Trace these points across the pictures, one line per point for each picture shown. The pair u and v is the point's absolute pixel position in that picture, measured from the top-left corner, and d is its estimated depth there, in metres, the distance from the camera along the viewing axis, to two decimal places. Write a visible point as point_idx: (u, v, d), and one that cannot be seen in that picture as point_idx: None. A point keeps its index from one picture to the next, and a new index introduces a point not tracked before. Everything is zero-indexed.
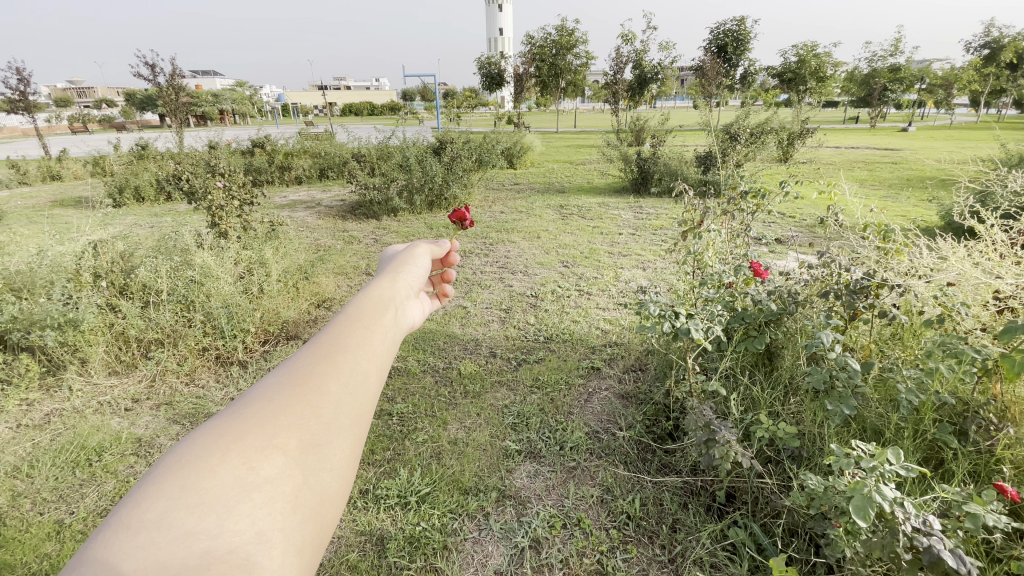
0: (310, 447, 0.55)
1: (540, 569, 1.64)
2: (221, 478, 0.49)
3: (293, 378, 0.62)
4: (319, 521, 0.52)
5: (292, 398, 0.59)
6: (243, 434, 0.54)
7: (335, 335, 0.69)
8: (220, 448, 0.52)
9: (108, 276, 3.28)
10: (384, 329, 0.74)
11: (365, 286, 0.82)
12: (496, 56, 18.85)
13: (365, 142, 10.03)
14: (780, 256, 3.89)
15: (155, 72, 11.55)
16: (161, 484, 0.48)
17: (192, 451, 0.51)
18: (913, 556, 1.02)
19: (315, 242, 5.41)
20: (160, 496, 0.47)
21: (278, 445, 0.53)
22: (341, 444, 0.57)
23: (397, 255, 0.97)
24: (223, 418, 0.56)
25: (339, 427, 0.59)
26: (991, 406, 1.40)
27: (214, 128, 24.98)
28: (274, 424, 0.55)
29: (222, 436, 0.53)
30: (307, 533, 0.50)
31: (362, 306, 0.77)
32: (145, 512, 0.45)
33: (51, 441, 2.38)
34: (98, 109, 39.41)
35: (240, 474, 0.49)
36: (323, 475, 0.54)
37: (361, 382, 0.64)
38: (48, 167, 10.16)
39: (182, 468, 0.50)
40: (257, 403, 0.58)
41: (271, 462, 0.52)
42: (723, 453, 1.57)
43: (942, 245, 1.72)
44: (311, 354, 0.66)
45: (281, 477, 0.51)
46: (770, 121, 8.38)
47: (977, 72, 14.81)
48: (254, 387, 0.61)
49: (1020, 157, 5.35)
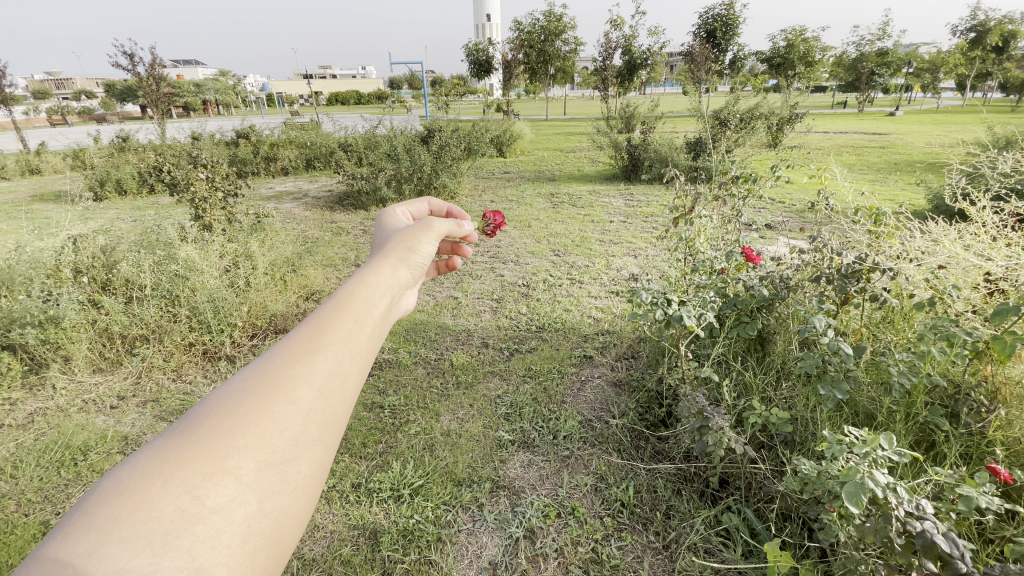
0: (268, 467, 0.51)
1: (534, 559, 1.63)
2: (161, 509, 0.44)
3: (259, 383, 0.56)
4: (274, 549, 0.49)
5: (255, 408, 0.53)
6: (191, 455, 0.48)
7: (315, 330, 0.63)
8: (164, 472, 0.46)
9: (89, 272, 3.17)
10: (374, 324, 0.68)
11: (359, 269, 0.76)
12: (484, 42, 18.45)
13: (352, 131, 9.84)
14: (770, 241, 3.90)
15: (134, 61, 11.30)
16: (93, 514, 0.42)
17: (129, 477, 0.45)
18: (906, 540, 1.01)
19: (302, 234, 5.32)
20: (90, 528, 0.41)
21: (232, 468, 0.48)
22: (306, 461, 0.54)
23: (405, 229, 0.90)
24: (171, 430, 0.50)
25: (306, 442, 0.54)
26: (981, 388, 1.41)
27: (195, 118, 24.39)
28: (230, 439, 0.50)
29: (166, 456, 0.47)
30: (258, 565, 0.47)
31: (352, 293, 0.70)
32: (70, 548, 0.39)
33: (35, 441, 2.33)
34: (77, 100, 38.54)
35: (182, 504, 0.44)
36: (281, 496, 0.51)
37: (337, 390, 0.59)
38: (26, 161, 9.88)
39: (115, 496, 0.44)
40: (213, 415, 0.52)
41: (220, 489, 0.47)
42: (716, 440, 1.56)
43: (933, 228, 1.71)
44: (283, 352, 0.60)
45: (230, 505, 0.46)
46: (760, 106, 8.36)
47: (962, 56, 14.87)
48: (214, 390, 0.56)
49: (1005, 140, 5.44)
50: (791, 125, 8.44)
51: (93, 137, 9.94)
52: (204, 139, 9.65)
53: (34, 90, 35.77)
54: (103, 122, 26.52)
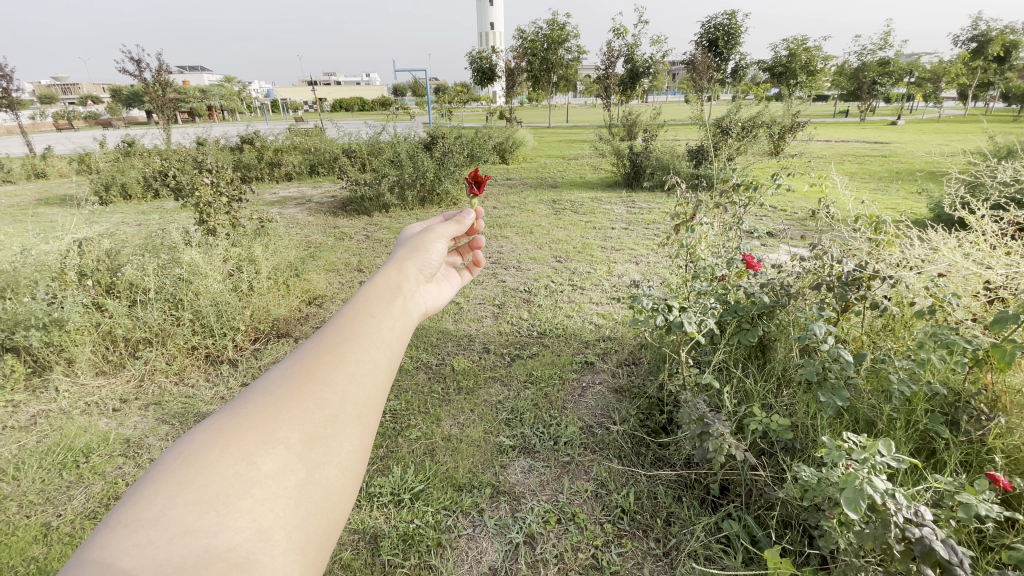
0: (313, 440, 0.55)
1: (535, 564, 1.63)
2: (221, 473, 0.48)
3: (297, 369, 0.61)
4: (325, 515, 0.52)
5: (296, 390, 0.58)
6: (243, 429, 0.53)
7: (344, 325, 0.68)
8: (219, 444, 0.51)
9: (94, 275, 3.19)
10: (392, 319, 0.73)
11: (375, 274, 0.81)
12: (488, 50, 18.58)
13: (355, 138, 9.90)
14: (772, 249, 3.92)
15: (141, 67, 11.46)
16: (160, 483, 0.47)
17: (189, 451, 0.51)
18: (905, 547, 1.01)
19: (305, 239, 5.35)
20: (158, 494, 0.46)
21: (281, 439, 0.53)
22: (348, 436, 0.57)
23: (411, 236, 0.95)
24: (222, 414, 0.55)
25: (346, 419, 0.58)
26: (982, 396, 1.42)
27: (201, 125, 24.65)
28: (276, 417, 0.55)
29: (220, 433, 0.52)
30: (311, 529, 0.50)
31: (370, 294, 0.75)
32: (141, 510, 0.44)
33: (38, 442, 2.34)
34: (84, 105, 38.91)
35: (240, 470, 0.49)
36: (328, 468, 0.54)
37: (369, 374, 0.63)
38: (32, 165, 9.98)
39: (180, 466, 0.49)
40: (258, 398, 0.57)
41: (273, 457, 0.51)
42: (717, 446, 1.56)
43: (933, 236, 1.72)
44: (317, 343, 0.65)
45: (282, 472, 0.50)
46: (763, 114, 8.40)
47: (963, 66, 14.92)
48: (259, 379, 0.61)
49: (1006, 150, 5.45)
50: (792, 133, 8.45)
51: (100, 142, 10.03)
52: (209, 145, 9.73)
53: (42, 94, 36.20)
54: (110, 127, 26.79)
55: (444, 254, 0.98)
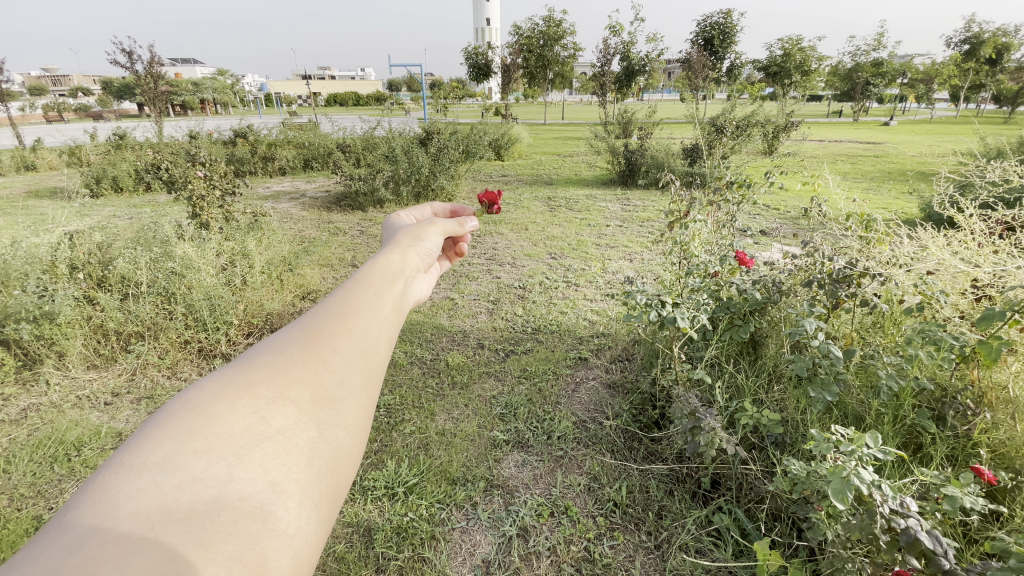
0: (323, 402, 0.55)
1: (528, 557, 1.65)
2: (231, 425, 0.48)
3: (306, 333, 0.62)
4: (336, 475, 0.52)
5: (304, 352, 0.59)
6: (254, 383, 0.53)
7: (346, 299, 0.68)
8: (229, 395, 0.51)
9: (85, 268, 3.15)
10: (394, 299, 0.73)
11: (373, 256, 0.81)
12: (484, 45, 18.51)
13: (350, 132, 9.82)
14: (765, 248, 3.96)
15: (132, 59, 11.28)
16: (167, 426, 0.48)
17: (196, 398, 0.51)
18: (891, 537, 1.03)
19: (299, 234, 5.32)
20: (165, 436, 0.47)
21: (291, 397, 0.53)
22: (355, 402, 0.57)
23: (409, 225, 0.95)
24: (229, 367, 0.56)
25: (353, 385, 0.59)
26: (968, 391, 1.45)
27: (194, 118, 24.46)
28: (287, 375, 0.55)
29: (228, 385, 0.53)
30: (323, 487, 0.50)
31: (371, 274, 0.76)
32: (148, 454, 0.45)
33: (28, 436, 2.32)
34: (75, 97, 38.69)
35: (251, 423, 0.49)
36: (337, 430, 0.54)
37: (374, 346, 0.64)
38: (21, 157, 9.77)
39: (188, 411, 0.49)
40: (268, 355, 0.58)
41: (283, 413, 0.52)
42: (709, 440, 1.58)
43: (922, 234, 1.75)
44: (322, 313, 0.65)
45: (292, 428, 0.51)
46: (757, 113, 8.46)
47: (955, 68, 15.09)
48: (265, 339, 0.61)
49: (996, 152, 5.52)
50: (786, 133, 8.46)
51: (90, 134, 9.87)
52: (202, 138, 9.64)
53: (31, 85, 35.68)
54: (101, 118, 26.36)
55: (438, 247, 0.98)
